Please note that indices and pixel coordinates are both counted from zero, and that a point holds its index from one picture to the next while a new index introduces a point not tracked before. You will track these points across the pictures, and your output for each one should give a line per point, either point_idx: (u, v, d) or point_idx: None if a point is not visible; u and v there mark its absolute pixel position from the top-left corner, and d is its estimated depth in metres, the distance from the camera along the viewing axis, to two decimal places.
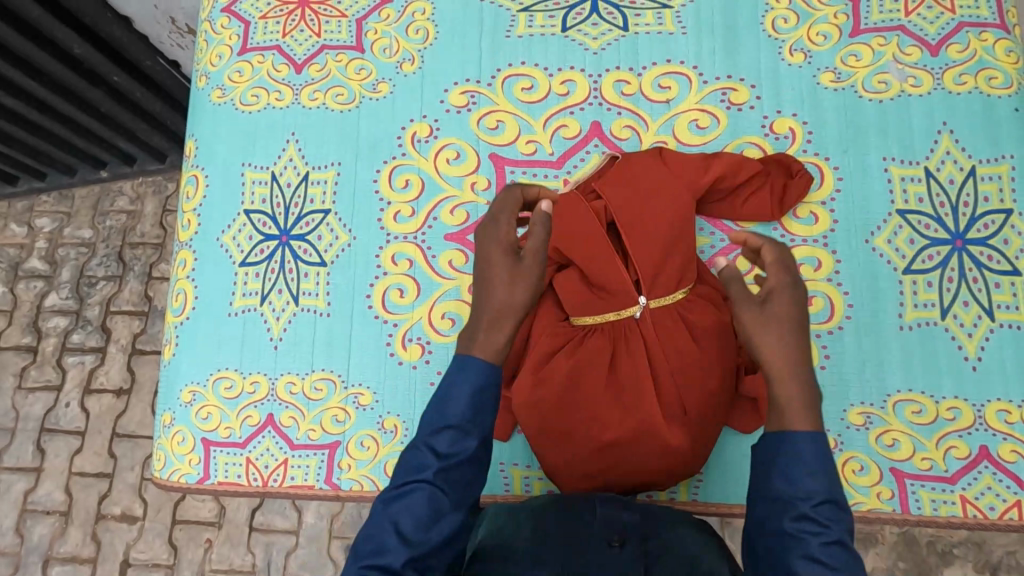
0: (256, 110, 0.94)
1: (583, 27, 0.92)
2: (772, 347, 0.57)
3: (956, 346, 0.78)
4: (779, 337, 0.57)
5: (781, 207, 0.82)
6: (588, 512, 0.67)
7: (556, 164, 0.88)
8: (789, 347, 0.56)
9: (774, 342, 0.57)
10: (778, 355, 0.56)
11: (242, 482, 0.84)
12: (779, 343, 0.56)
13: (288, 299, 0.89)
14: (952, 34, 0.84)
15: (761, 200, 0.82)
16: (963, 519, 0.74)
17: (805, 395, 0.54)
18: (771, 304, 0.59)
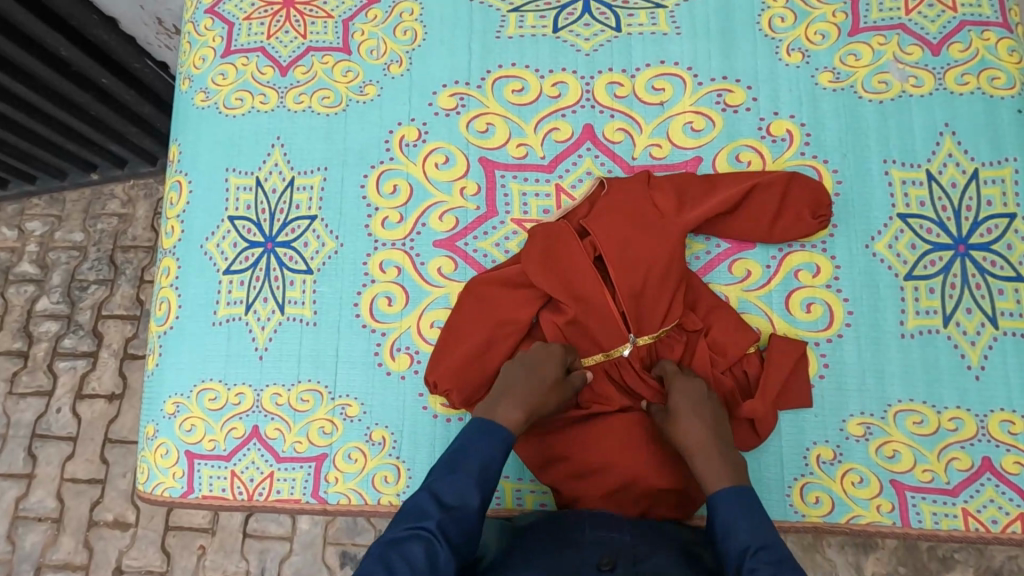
0: (240, 114, 0.92)
1: (575, 27, 0.89)
2: (685, 440, 0.69)
3: (958, 355, 0.75)
4: (690, 429, 0.69)
5: (774, 228, 0.79)
6: (583, 538, 0.64)
7: (547, 169, 0.86)
8: (702, 441, 0.69)
9: (686, 431, 0.70)
10: (693, 445, 0.69)
11: (226, 496, 0.82)
12: (690, 434, 0.69)
13: (273, 308, 0.86)
14: (953, 33, 0.82)
15: (753, 224, 0.79)
16: (965, 532, 0.72)
17: (710, 467, 0.67)
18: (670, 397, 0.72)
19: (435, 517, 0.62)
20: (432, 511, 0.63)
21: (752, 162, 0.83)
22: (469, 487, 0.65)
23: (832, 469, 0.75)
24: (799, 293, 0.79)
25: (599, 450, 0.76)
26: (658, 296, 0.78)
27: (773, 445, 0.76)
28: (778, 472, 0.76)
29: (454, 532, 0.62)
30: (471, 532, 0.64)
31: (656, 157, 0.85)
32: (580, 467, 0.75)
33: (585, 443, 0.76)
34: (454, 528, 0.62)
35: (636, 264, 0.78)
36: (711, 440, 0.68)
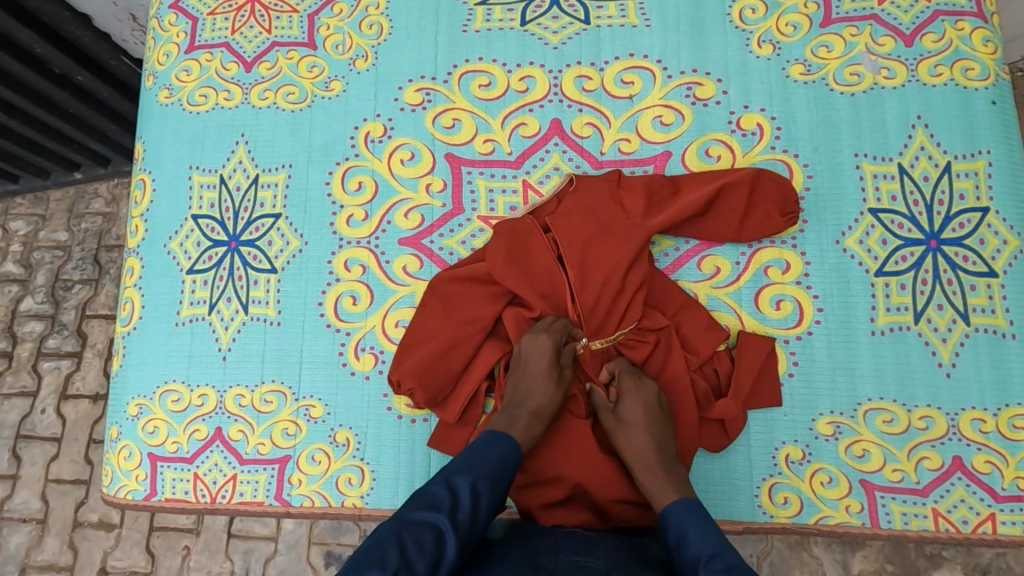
0: (204, 110, 0.91)
1: (543, 20, 0.88)
2: (629, 449, 0.70)
3: (929, 352, 0.74)
4: (633, 438, 0.70)
5: (743, 227, 0.77)
6: (549, 556, 0.61)
7: (514, 165, 0.84)
8: (644, 451, 0.69)
9: (631, 440, 0.70)
10: (637, 455, 0.69)
11: (189, 498, 0.81)
12: (632, 441, 0.70)
13: (237, 307, 0.85)
14: (927, 23, 0.80)
15: (723, 224, 0.78)
16: (935, 533, 0.71)
17: (653, 477, 0.67)
18: (623, 404, 0.73)
19: (449, 510, 0.60)
20: (446, 502, 0.60)
21: (722, 156, 0.81)
22: (480, 483, 0.63)
23: (801, 469, 0.74)
24: (769, 290, 0.78)
25: (555, 455, 0.74)
26: (621, 299, 0.76)
27: (741, 445, 0.75)
28: (746, 473, 0.75)
29: (464, 527, 0.60)
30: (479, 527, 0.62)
31: (625, 152, 0.83)
32: (541, 474, 0.74)
33: (542, 447, 0.75)
34: (464, 525, 0.60)
35: (602, 266, 0.77)
36: (653, 451, 0.69)
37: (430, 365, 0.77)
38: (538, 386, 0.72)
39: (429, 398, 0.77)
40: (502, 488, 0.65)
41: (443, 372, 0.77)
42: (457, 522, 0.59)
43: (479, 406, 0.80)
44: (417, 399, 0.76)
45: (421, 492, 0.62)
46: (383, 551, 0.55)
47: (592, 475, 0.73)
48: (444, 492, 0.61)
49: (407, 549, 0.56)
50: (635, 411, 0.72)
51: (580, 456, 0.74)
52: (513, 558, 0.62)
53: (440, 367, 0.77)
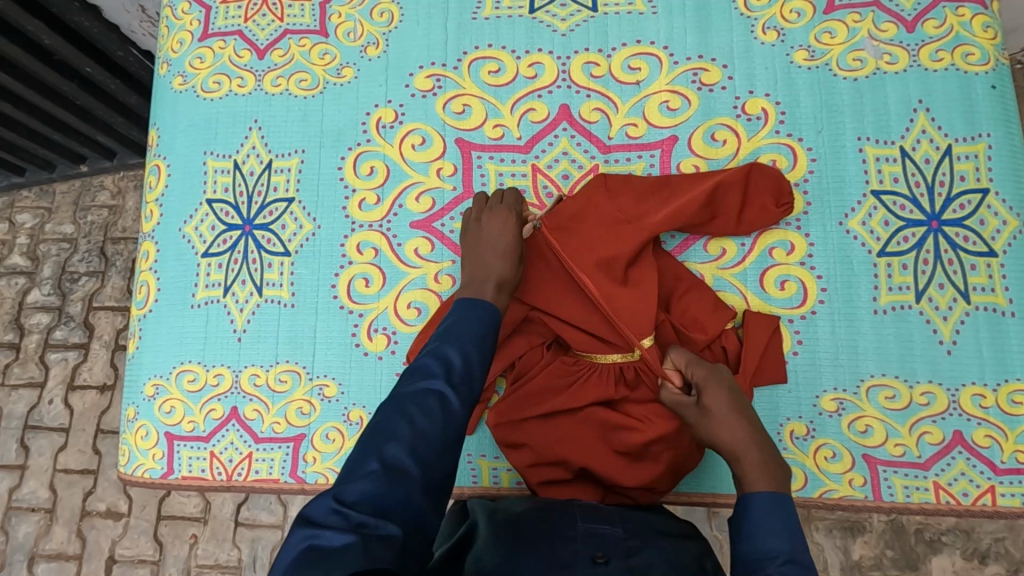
0: (217, 97, 0.92)
1: (551, 7, 0.89)
2: (729, 441, 0.62)
3: (930, 330, 0.76)
4: (730, 429, 0.63)
5: (741, 223, 0.79)
6: (568, 525, 0.65)
7: (524, 149, 0.86)
8: (745, 443, 0.61)
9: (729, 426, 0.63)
10: (740, 448, 0.61)
11: (205, 476, 0.83)
12: (731, 435, 0.62)
13: (251, 289, 0.87)
14: (928, 9, 0.82)
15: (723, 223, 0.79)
16: (937, 505, 0.73)
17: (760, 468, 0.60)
18: (705, 396, 0.66)
19: (445, 376, 0.60)
20: (438, 369, 0.60)
21: (727, 140, 0.83)
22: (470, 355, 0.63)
23: (805, 445, 0.76)
24: (774, 271, 0.79)
25: (556, 438, 0.76)
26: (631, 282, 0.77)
27: None
28: None
29: (463, 398, 0.60)
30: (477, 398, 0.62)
31: (632, 136, 0.85)
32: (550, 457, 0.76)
33: (550, 431, 0.77)
34: (466, 401, 0.60)
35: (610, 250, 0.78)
36: (754, 440, 0.61)
37: None
38: (499, 262, 0.74)
39: None
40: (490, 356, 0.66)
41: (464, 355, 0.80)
42: (455, 387, 0.60)
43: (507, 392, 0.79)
44: None
45: (411, 370, 0.61)
46: (390, 422, 0.55)
47: (593, 458, 0.75)
48: (453, 361, 0.61)
49: (414, 419, 0.56)
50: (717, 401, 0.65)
51: (585, 441, 0.76)
52: (538, 531, 0.65)
53: None
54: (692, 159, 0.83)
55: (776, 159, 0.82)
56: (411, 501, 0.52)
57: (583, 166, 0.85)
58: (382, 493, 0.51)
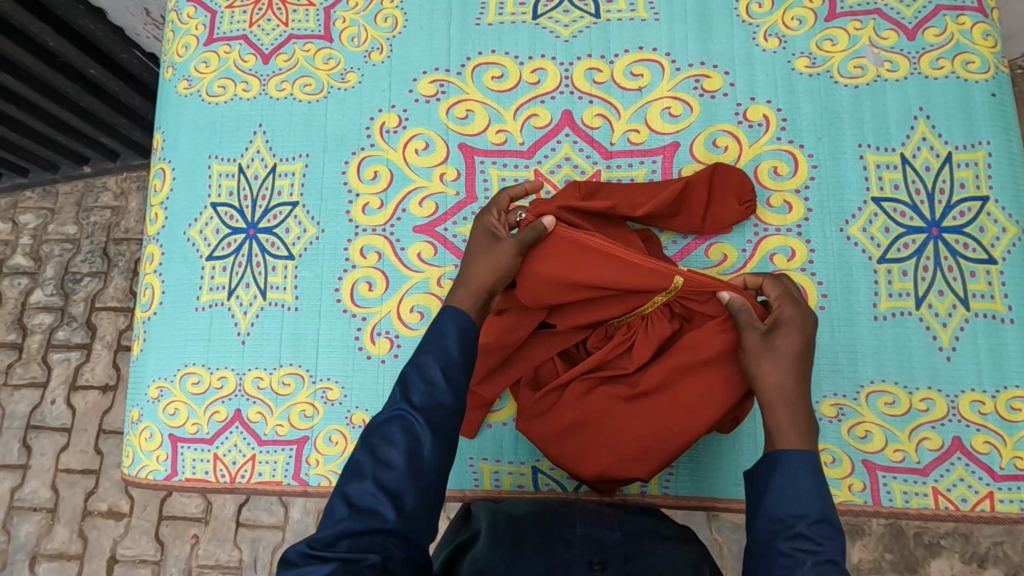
0: (222, 101, 0.93)
1: (554, 14, 0.90)
2: (772, 381, 0.61)
3: (930, 337, 0.76)
4: (779, 372, 0.61)
5: (707, 217, 0.80)
6: (566, 528, 0.66)
7: (526, 154, 0.86)
8: (785, 389, 0.61)
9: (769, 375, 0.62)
10: (776, 391, 0.61)
11: (209, 478, 0.83)
12: (778, 378, 0.61)
13: (256, 293, 0.87)
14: (929, 17, 0.83)
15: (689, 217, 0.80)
16: (935, 511, 0.73)
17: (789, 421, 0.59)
18: (778, 333, 0.63)
19: (406, 399, 0.57)
20: (399, 396, 0.58)
21: (729, 146, 0.83)
22: (431, 367, 0.59)
23: None
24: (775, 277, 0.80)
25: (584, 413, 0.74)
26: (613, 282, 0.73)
27: (747, 427, 0.78)
28: (751, 453, 0.77)
29: (432, 411, 0.57)
30: (455, 408, 0.58)
31: (635, 142, 0.85)
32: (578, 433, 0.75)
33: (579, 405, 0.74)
34: (435, 415, 0.57)
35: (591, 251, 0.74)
36: (794, 388, 0.61)
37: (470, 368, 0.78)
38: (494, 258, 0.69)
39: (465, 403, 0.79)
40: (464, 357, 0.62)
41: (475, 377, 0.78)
42: (417, 407, 0.57)
43: (531, 393, 0.78)
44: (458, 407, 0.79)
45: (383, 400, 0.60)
46: (356, 462, 0.56)
47: (625, 435, 0.73)
48: (418, 377, 0.59)
49: (377, 452, 0.55)
50: (789, 339, 0.63)
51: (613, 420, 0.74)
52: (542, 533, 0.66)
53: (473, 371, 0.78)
54: (693, 164, 0.84)
55: (778, 165, 0.82)
56: (397, 519, 0.52)
57: (585, 171, 0.85)
58: (352, 533, 0.50)
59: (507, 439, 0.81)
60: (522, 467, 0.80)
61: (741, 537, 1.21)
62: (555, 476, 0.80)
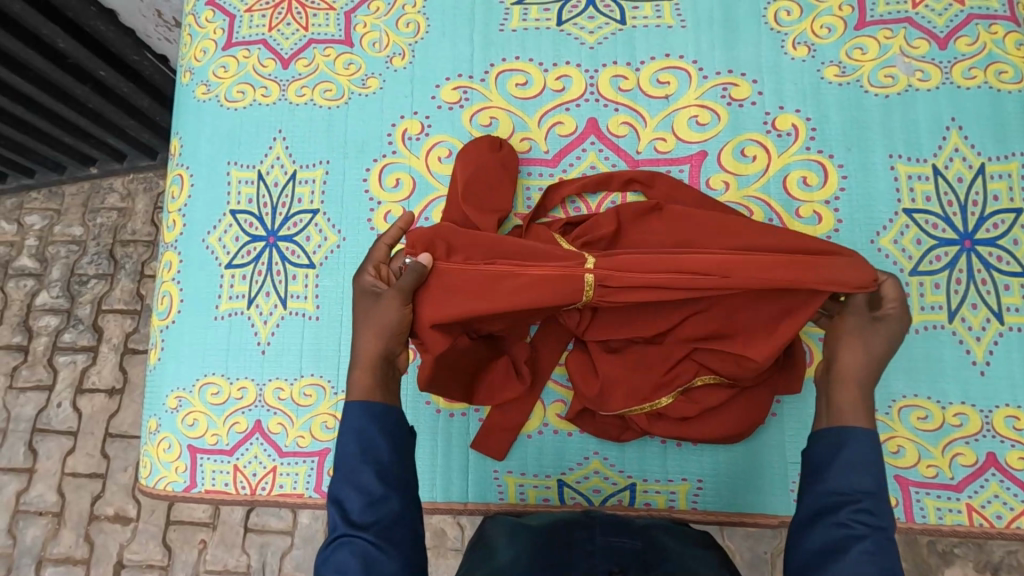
0: (241, 107, 0.92)
1: (579, 20, 0.89)
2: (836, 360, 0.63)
3: (963, 351, 0.75)
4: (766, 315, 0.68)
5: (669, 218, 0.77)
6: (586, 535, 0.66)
7: (551, 163, 0.85)
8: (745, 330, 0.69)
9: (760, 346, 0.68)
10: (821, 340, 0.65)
11: (229, 490, 0.82)
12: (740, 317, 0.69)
13: (276, 302, 0.86)
14: (961, 26, 0.82)
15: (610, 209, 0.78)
16: (969, 527, 0.73)
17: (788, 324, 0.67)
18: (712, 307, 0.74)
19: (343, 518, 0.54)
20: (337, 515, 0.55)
21: (757, 156, 0.82)
22: (365, 475, 0.56)
23: None
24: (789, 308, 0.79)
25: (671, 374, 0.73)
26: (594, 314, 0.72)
27: (777, 441, 0.77)
28: (781, 468, 0.76)
29: (380, 521, 0.54)
30: (399, 506, 0.56)
31: (661, 151, 0.84)
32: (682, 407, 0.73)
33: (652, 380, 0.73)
34: (382, 519, 0.54)
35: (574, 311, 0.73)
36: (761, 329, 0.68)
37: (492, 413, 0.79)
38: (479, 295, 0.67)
39: (500, 446, 0.79)
40: (404, 427, 0.61)
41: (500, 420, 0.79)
42: (357, 524, 0.54)
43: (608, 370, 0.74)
44: (492, 452, 0.79)
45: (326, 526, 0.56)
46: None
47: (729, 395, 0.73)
48: (353, 492, 0.55)
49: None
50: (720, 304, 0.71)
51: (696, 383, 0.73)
52: (559, 538, 0.66)
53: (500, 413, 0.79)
54: (721, 174, 0.82)
55: (807, 175, 0.81)
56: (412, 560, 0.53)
57: None
58: None
59: (532, 452, 0.80)
60: (547, 480, 0.79)
61: (754, 545, 1.20)
62: (581, 490, 0.79)
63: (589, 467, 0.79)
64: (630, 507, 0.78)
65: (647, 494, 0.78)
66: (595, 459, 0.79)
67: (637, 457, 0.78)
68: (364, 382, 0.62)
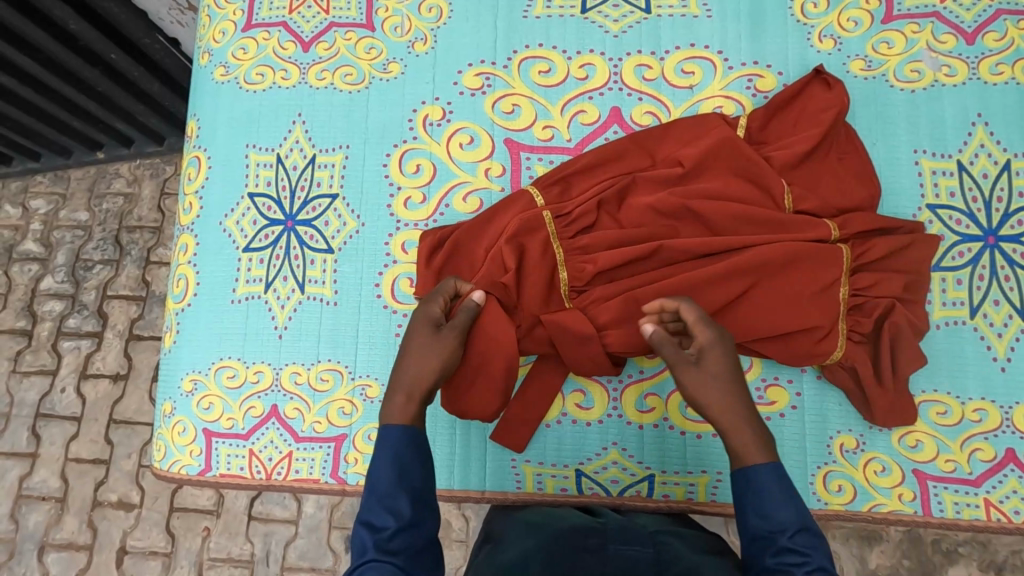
0: (261, 89, 0.91)
1: (603, 8, 0.88)
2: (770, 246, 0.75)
3: (984, 347, 0.75)
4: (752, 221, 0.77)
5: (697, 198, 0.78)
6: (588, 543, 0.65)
7: (574, 151, 0.85)
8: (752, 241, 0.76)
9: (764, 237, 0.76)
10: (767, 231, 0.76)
11: (245, 474, 0.82)
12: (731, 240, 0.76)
13: (294, 286, 0.85)
14: (989, 21, 0.81)
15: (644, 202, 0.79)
16: (987, 522, 0.73)
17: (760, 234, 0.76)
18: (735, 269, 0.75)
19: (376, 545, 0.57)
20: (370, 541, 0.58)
21: None
22: (400, 501, 0.60)
23: (855, 458, 0.75)
24: None
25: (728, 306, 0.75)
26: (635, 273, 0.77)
27: (797, 435, 0.76)
28: (800, 462, 0.76)
29: (408, 547, 0.58)
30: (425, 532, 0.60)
31: None
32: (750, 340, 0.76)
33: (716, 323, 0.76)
34: (412, 546, 0.58)
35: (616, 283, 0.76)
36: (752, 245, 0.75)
37: (521, 406, 0.79)
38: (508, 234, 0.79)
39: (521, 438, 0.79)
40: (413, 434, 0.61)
41: (525, 417, 0.79)
42: (387, 550, 0.57)
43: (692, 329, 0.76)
44: (513, 443, 0.79)
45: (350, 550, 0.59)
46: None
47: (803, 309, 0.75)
48: (384, 514, 0.59)
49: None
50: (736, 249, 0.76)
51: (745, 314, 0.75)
52: (568, 544, 0.67)
53: (527, 406, 0.79)
54: None
55: None
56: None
57: None
58: None
59: (551, 442, 0.80)
60: (566, 470, 0.79)
61: None
62: (599, 480, 0.79)
63: (608, 457, 0.78)
64: (649, 498, 0.78)
65: (666, 485, 0.78)
66: (614, 449, 0.79)
67: (656, 448, 0.78)
68: (407, 411, 0.66)
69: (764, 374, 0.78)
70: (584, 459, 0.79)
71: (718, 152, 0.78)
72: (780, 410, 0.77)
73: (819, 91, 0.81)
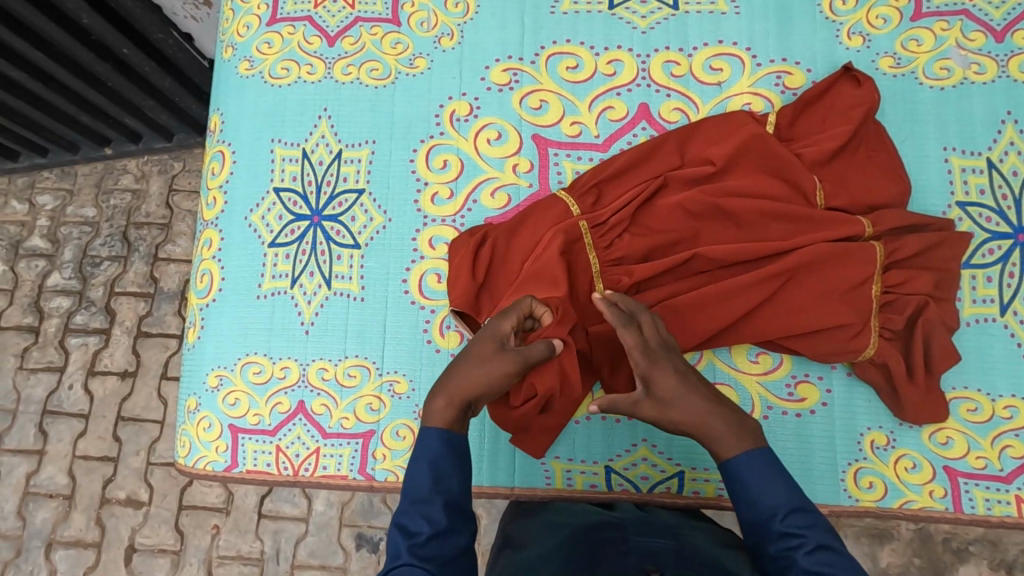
0: (286, 83, 0.90)
1: (631, 4, 0.88)
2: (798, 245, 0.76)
3: (1014, 344, 0.76)
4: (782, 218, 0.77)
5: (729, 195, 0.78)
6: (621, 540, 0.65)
7: (602, 147, 0.85)
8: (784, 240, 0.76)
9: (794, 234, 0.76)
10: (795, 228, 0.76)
11: (271, 470, 0.81)
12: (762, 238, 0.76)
13: (320, 282, 0.85)
14: (1018, 20, 0.82)
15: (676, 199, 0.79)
16: (1018, 519, 0.73)
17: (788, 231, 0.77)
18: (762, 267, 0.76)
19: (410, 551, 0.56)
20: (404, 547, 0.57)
21: None
22: (432, 506, 0.59)
23: (886, 455, 0.75)
24: None
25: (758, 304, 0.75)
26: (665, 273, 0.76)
27: (826, 432, 0.76)
28: (830, 459, 0.76)
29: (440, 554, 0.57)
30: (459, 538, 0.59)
31: None
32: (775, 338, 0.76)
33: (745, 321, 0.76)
34: (443, 554, 0.57)
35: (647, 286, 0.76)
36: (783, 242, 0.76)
37: None
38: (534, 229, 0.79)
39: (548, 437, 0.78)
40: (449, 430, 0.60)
41: None
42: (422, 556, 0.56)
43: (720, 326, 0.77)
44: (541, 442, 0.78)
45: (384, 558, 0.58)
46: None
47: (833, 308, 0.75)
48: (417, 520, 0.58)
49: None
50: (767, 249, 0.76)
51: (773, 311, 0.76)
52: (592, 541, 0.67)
53: None
54: None
55: None
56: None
57: None
58: None
59: (581, 438, 0.79)
60: (595, 466, 0.79)
61: None
62: (629, 477, 0.78)
63: (637, 454, 0.78)
64: (679, 495, 0.78)
65: (696, 482, 0.78)
66: (643, 446, 0.79)
67: (685, 445, 0.78)
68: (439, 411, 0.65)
69: (795, 371, 0.78)
70: (614, 455, 0.79)
71: (747, 149, 0.78)
72: (811, 407, 0.77)
73: (848, 88, 0.81)
